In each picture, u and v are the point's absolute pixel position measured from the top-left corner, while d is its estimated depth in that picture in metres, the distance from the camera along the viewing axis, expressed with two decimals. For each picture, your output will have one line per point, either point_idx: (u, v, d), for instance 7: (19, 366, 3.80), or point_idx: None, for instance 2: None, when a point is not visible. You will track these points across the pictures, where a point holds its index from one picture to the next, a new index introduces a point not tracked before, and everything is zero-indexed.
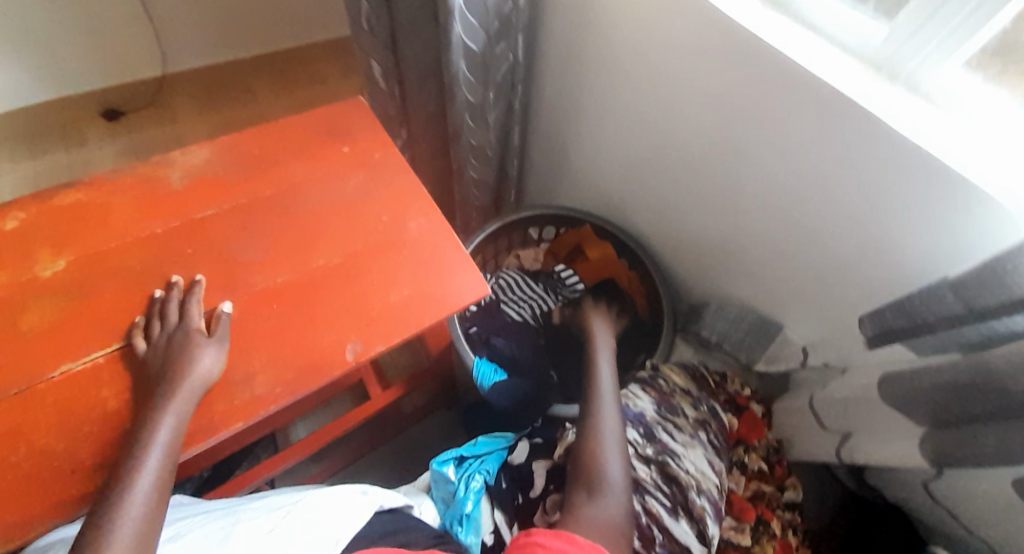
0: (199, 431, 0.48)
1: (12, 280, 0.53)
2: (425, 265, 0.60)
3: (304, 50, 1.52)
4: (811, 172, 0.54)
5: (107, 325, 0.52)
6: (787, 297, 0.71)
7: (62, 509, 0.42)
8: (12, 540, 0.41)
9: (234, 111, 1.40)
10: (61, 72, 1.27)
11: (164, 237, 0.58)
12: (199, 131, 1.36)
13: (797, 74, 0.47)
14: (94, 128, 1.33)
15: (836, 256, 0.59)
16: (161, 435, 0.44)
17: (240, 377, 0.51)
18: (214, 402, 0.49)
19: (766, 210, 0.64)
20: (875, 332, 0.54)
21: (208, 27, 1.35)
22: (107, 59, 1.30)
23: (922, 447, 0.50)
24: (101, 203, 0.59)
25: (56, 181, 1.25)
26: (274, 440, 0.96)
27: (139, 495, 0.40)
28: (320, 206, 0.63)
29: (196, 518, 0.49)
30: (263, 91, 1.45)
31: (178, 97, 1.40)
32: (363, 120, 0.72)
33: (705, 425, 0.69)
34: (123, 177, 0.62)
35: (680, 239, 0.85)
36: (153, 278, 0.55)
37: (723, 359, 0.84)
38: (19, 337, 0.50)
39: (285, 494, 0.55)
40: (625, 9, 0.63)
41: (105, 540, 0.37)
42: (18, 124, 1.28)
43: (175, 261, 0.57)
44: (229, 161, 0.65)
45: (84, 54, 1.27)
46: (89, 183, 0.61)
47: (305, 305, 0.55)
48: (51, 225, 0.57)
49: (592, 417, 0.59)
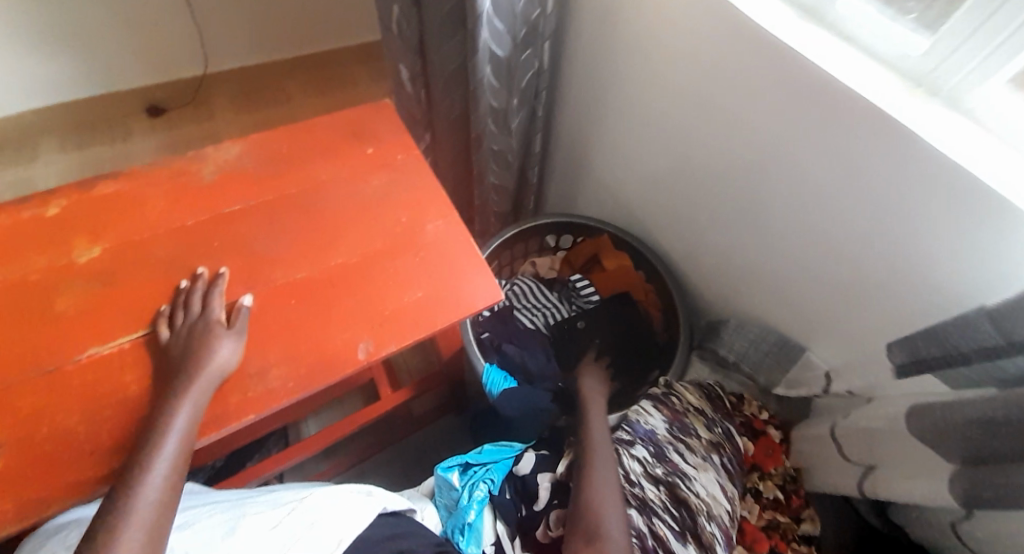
0: (214, 421, 0.48)
1: (48, 264, 0.55)
2: (442, 267, 0.59)
3: (336, 54, 1.56)
4: (843, 190, 0.52)
5: (133, 311, 0.53)
6: (811, 319, 0.69)
7: (76, 490, 0.43)
8: (28, 518, 0.42)
9: (266, 110, 1.44)
10: (108, 69, 1.32)
11: (190, 228, 0.59)
12: (232, 128, 1.40)
13: (833, 88, 0.46)
14: (136, 122, 1.38)
15: (866, 279, 0.57)
16: (179, 422, 0.44)
17: (255, 369, 0.51)
18: (229, 393, 0.49)
19: (795, 229, 0.62)
20: (906, 360, 0.54)
21: (247, 30, 1.39)
22: (151, 58, 1.35)
23: (951, 485, 0.47)
24: (136, 194, 0.61)
25: (96, 171, 1.30)
26: (285, 434, 0.97)
27: (155, 478, 0.41)
28: (342, 205, 0.63)
29: (204, 508, 0.50)
30: (295, 92, 1.49)
31: (215, 95, 1.44)
32: (388, 122, 0.73)
33: (719, 447, 0.67)
34: (158, 170, 0.64)
35: (702, 254, 0.83)
36: (180, 269, 0.56)
37: (740, 380, 0.81)
38: (50, 320, 0.52)
39: (292, 490, 0.55)
40: (656, 19, 0.63)
41: (121, 519, 0.37)
42: (66, 116, 1.34)
43: (201, 253, 0.58)
44: (259, 158, 0.67)
45: (130, 53, 1.32)
46: (125, 174, 0.63)
47: (321, 302, 0.56)
48: (88, 214, 0.59)
49: (587, 464, 0.57)
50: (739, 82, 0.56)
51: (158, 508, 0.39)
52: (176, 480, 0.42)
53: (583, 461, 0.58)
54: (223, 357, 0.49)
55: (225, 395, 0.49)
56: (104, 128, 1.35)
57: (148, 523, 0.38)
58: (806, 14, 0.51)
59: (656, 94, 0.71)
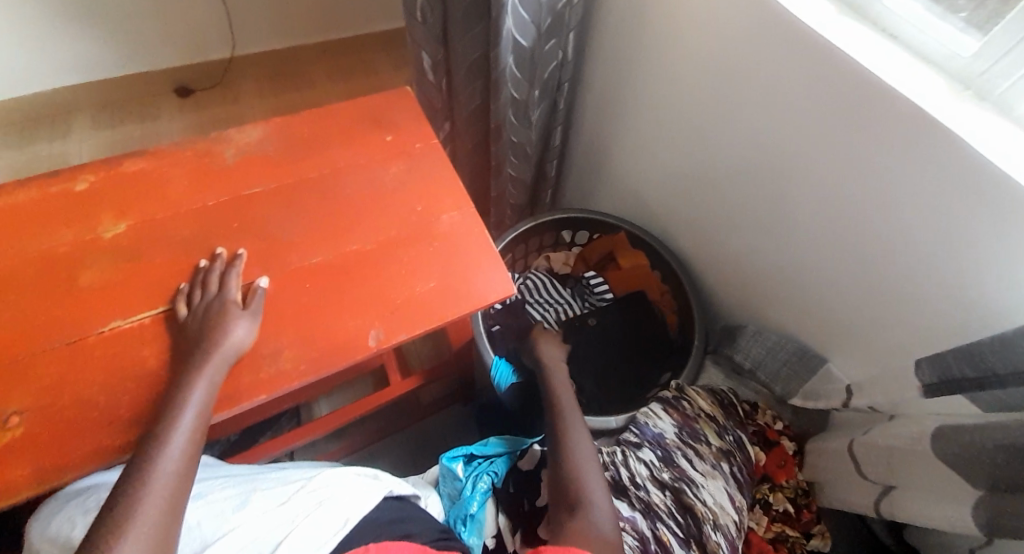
0: (227, 399, 0.48)
1: (76, 238, 0.56)
2: (455, 258, 0.59)
3: (361, 41, 1.56)
4: (875, 196, 0.50)
5: (154, 288, 0.54)
6: (834, 327, 0.66)
7: (92, 459, 0.44)
8: (47, 483, 0.43)
9: (290, 95, 1.46)
10: (141, 50, 1.35)
11: (209, 208, 0.60)
12: (257, 112, 1.42)
13: (874, 88, 0.43)
14: (166, 103, 1.41)
15: (896, 290, 0.54)
16: (195, 397, 0.45)
17: (268, 350, 0.51)
18: (242, 372, 0.50)
19: (822, 234, 0.60)
20: (933, 380, 0.48)
21: (275, 15, 1.40)
22: (182, 41, 1.37)
23: (975, 512, 0.44)
24: (162, 172, 0.62)
25: (126, 149, 1.33)
26: (297, 414, 0.98)
27: (172, 451, 0.41)
28: (359, 192, 0.63)
29: (218, 480, 0.51)
30: (320, 78, 1.50)
31: (242, 79, 1.46)
32: (408, 110, 0.72)
33: (729, 456, 0.65)
34: (183, 149, 0.64)
35: (722, 257, 0.81)
36: (199, 248, 0.57)
37: (756, 388, 0.78)
38: (75, 292, 0.53)
39: (300, 469, 0.56)
40: (688, 13, 0.60)
41: (140, 489, 0.38)
42: (100, 94, 1.37)
43: (221, 233, 0.58)
44: (281, 142, 0.67)
45: (162, 35, 1.34)
46: (152, 153, 0.64)
47: (333, 287, 0.56)
48: (115, 190, 0.60)
49: (563, 439, 0.56)
50: (771, 79, 0.54)
51: (175, 481, 0.40)
52: (192, 453, 0.42)
53: (557, 440, 0.56)
54: (238, 336, 0.49)
55: (239, 375, 0.50)
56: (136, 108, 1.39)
57: (166, 495, 0.38)
58: (847, 9, 0.48)
59: (683, 90, 0.69)
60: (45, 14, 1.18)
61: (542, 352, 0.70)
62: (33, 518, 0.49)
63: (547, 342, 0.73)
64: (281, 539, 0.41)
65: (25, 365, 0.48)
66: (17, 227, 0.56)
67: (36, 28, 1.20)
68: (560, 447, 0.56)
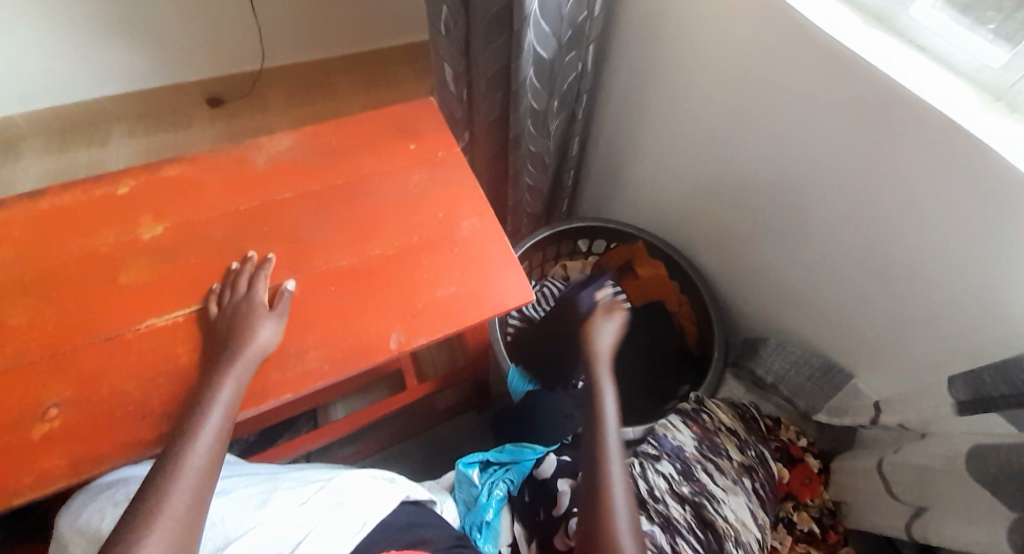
0: (255, 396, 0.50)
1: (117, 239, 0.59)
2: (476, 264, 0.59)
3: (385, 54, 1.60)
4: (903, 207, 0.49)
5: (189, 287, 0.56)
6: (860, 342, 0.65)
7: (125, 450, 0.45)
8: (83, 473, 0.44)
9: (316, 106, 1.50)
10: (178, 64, 1.41)
11: (239, 212, 0.62)
12: (284, 122, 1.47)
13: (901, 98, 0.43)
14: (199, 113, 1.47)
15: (927, 304, 0.53)
16: (223, 397, 0.46)
17: (294, 350, 0.52)
18: (269, 371, 0.51)
19: (849, 246, 0.59)
20: (968, 398, 0.47)
21: (303, 31, 1.45)
22: (217, 56, 1.43)
23: (1011, 537, 0.42)
24: (197, 178, 0.64)
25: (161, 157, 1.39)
26: (314, 416, 0.99)
27: (201, 447, 0.42)
28: (383, 198, 0.65)
29: (242, 478, 0.52)
30: (345, 90, 1.54)
31: (271, 91, 1.52)
32: (432, 119, 0.74)
33: (751, 471, 0.64)
34: (218, 156, 0.67)
35: (743, 268, 0.80)
36: (231, 251, 0.59)
37: (778, 403, 0.77)
38: (115, 290, 0.55)
39: (321, 470, 0.57)
40: (711, 24, 0.61)
41: (170, 482, 0.39)
42: (139, 105, 1.44)
43: (251, 236, 0.60)
44: (309, 149, 0.69)
45: (199, 50, 1.40)
46: (188, 159, 0.66)
47: (357, 291, 0.57)
48: (154, 194, 0.63)
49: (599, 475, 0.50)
50: (796, 91, 0.54)
51: (201, 475, 0.41)
52: (219, 450, 0.43)
53: (593, 456, 0.52)
54: (264, 336, 0.50)
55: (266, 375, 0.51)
56: (172, 119, 1.45)
57: (193, 489, 0.39)
58: (874, 20, 0.48)
59: (704, 101, 0.69)
60: (90, 28, 1.25)
61: (597, 341, 0.62)
62: (65, 508, 0.51)
63: (607, 330, 0.64)
64: (302, 539, 0.42)
65: (66, 360, 0.50)
66: (61, 227, 0.59)
67: (81, 42, 1.27)
68: (596, 465, 0.51)
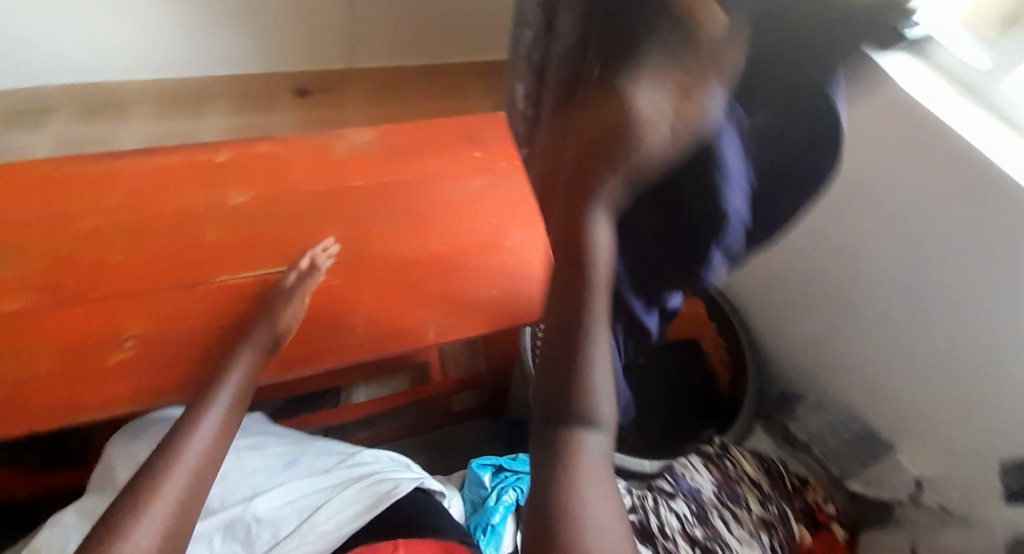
0: (305, 359, 0.54)
1: (208, 200, 0.65)
2: (521, 274, 0.62)
3: (462, 67, 1.68)
4: (975, 277, 0.47)
5: (268, 251, 0.61)
6: (908, 416, 0.61)
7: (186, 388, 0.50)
8: (151, 399, 0.50)
9: (390, 106, 1.58)
10: (276, 53, 1.53)
11: (307, 193, 0.67)
12: (358, 117, 1.55)
13: (987, 169, 0.42)
14: (284, 98, 1.56)
15: (988, 385, 0.50)
16: (240, 376, 0.49)
17: (342, 323, 0.57)
18: (318, 341, 0.56)
19: (908, 310, 0.57)
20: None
21: (391, 36, 1.55)
22: (311, 50, 1.55)
23: None
24: (283, 156, 0.70)
25: (246, 134, 1.49)
26: (337, 395, 1.03)
27: (215, 420, 0.45)
28: (444, 199, 0.68)
29: (271, 438, 0.55)
30: (418, 94, 1.62)
31: (351, 86, 1.60)
32: (499, 131, 0.77)
33: (770, 527, 0.61)
34: (303, 139, 0.72)
35: (788, 320, 0.78)
36: (303, 228, 0.63)
37: (805, 463, 0.72)
38: (198, 245, 0.60)
39: (341, 443, 0.59)
40: None
41: (171, 462, 0.40)
42: (234, 85, 1.56)
43: (320, 215, 0.65)
44: (383, 143, 0.74)
45: (297, 43, 1.52)
46: (278, 138, 0.72)
47: (404, 281, 0.60)
48: (244, 166, 0.69)
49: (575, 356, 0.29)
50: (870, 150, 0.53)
51: (202, 459, 0.42)
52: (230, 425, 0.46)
53: (565, 321, 0.30)
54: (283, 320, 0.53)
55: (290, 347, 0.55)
56: (260, 100, 1.55)
57: (205, 456, 0.42)
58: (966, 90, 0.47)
59: None
60: (209, 12, 1.39)
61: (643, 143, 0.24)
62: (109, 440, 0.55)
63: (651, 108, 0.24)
64: (319, 511, 0.45)
65: (149, 298, 0.55)
66: (163, 182, 0.66)
67: (199, 24, 1.41)
68: (567, 333, 0.30)
